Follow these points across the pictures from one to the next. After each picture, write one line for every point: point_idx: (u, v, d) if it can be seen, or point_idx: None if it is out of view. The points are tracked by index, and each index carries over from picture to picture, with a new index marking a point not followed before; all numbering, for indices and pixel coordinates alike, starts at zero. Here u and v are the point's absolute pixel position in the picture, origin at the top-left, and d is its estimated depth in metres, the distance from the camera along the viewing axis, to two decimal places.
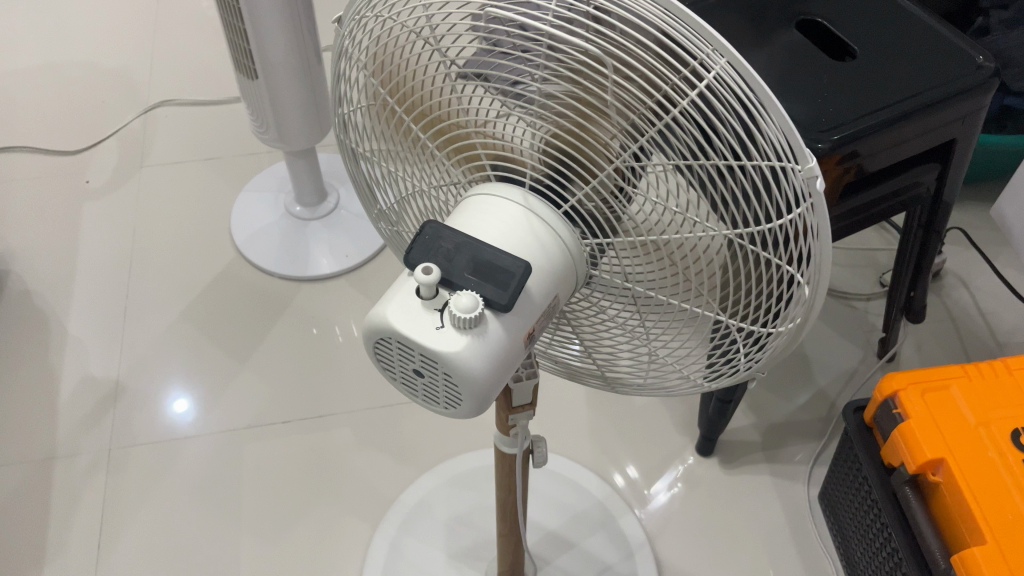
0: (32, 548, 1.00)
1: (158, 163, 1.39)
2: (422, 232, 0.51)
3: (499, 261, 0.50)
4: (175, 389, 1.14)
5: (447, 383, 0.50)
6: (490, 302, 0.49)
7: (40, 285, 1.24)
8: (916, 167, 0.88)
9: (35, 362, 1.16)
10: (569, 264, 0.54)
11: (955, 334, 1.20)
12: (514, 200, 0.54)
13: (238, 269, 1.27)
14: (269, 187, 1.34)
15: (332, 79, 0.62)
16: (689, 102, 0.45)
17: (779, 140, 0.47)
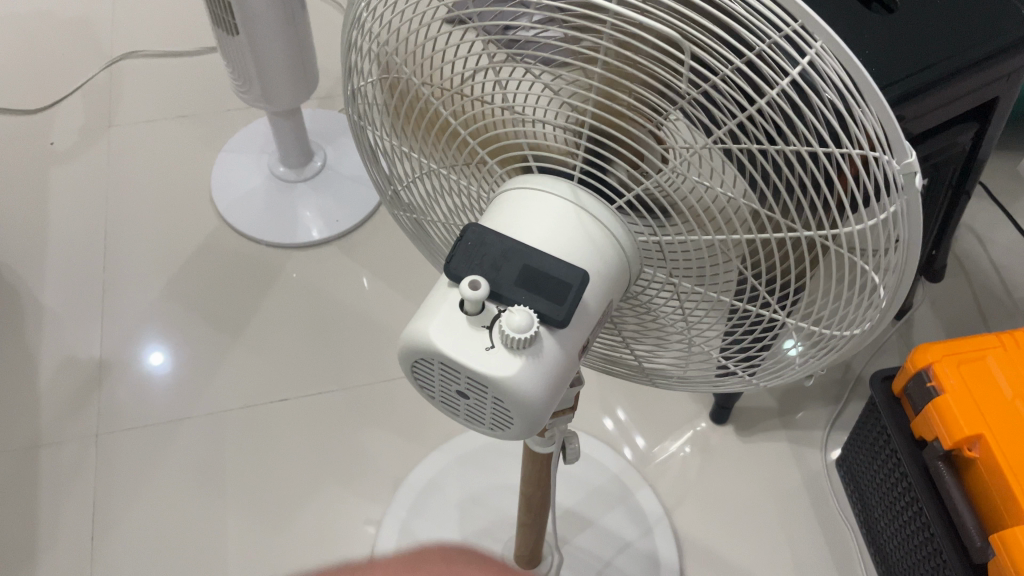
0: (23, 545, 0.95)
1: (129, 122, 1.30)
2: (463, 236, 0.45)
3: (553, 270, 0.44)
4: (160, 368, 1.08)
5: (494, 405, 0.45)
6: (545, 318, 0.43)
7: (8, 256, 1.16)
8: (954, 126, 0.83)
9: (10, 343, 1.09)
10: (625, 265, 0.49)
11: (969, 291, 1.17)
12: (562, 195, 0.47)
13: (223, 236, 1.19)
14: (250, 146, 1.25)
15: (345, 62, 0.55)
16: (782, 101, 0.39)
17: (875, 131, 0.41)
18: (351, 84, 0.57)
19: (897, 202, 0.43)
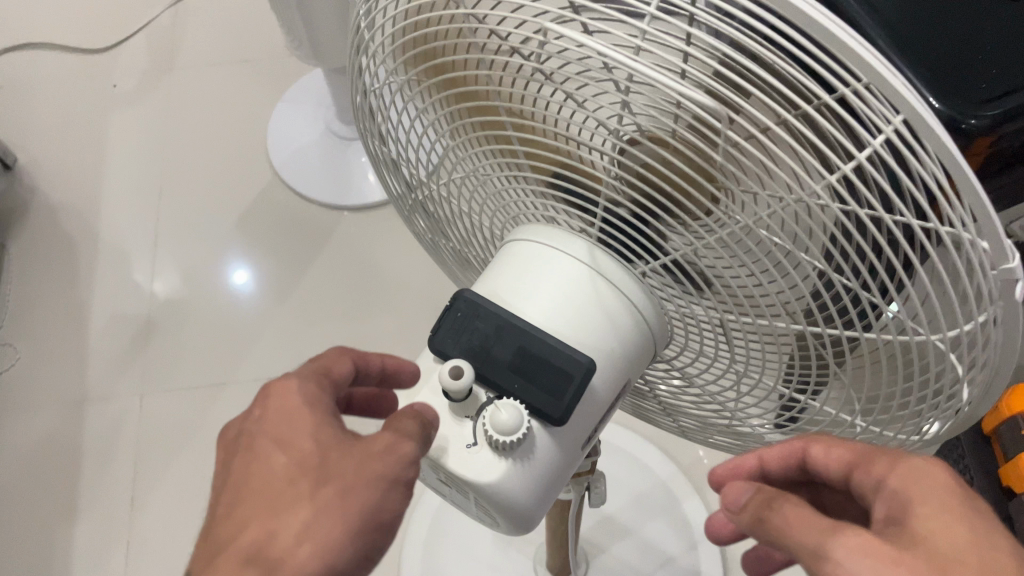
0: (66, 499, 0.97)
1: (190, 65, 1.26)
2: (451, 306, 0.39)
3: (553, 355, 0.37)
4: (206, 329, 1.06)
5: (475, 493, 0.38)
6: (539, 411, 0.37)
7: (66, 203, 1.16)
8: None
9: (64, 292, 1.10)
10: (648, 337, 0.42)
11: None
12: (578, 256, 0.40)
13: (276, 193, 1.15)
14: (310, 97, 1.19)
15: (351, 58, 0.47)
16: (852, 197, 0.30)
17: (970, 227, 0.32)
18: (359, 99, 0.50)
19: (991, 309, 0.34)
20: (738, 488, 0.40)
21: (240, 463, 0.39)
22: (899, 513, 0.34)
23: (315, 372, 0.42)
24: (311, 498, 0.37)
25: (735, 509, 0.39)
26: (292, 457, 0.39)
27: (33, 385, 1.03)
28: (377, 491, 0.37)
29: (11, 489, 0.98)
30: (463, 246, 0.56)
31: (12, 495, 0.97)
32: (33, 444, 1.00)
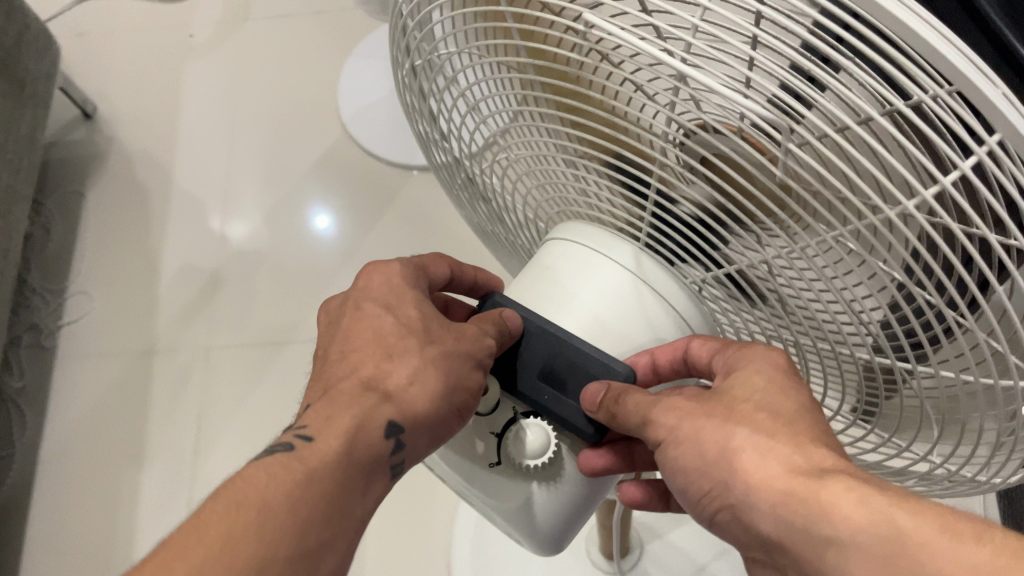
0: (134, 444, 1.00)
1: (264, 16, 1.24)
2: (482, 305, 0.44)
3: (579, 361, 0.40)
4: (270, 281, 1.07)
5: (512, 519, 0.41)
6: (569, 425, 0.41)
7: (142, 153, 1.17)
8: None
9: (138, 241, 1.11)
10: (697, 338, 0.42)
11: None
12: (622, 262, 0.41)
13: (345, 149, 1.14)
14: (379, 52, 1.16)
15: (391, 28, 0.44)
16: (934, 228, 0.26)
17: None
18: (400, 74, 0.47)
19: None
20: (591, 385, 0.40)
21: (351, 319, 0.45)
22: (726, 373, 0.39)
23: (415, 264, 0.47)
24: (419, 354, 0.42)
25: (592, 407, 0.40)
26: (400, 320, 0.44)
27: (106, 332, 1.06)
28: (462, 368, 0.42)
29: (83, 433, 1.01)
30: (510, 229, 0.54)
31: (85, 436, 1.01)
32: (105, 390, 1.03)
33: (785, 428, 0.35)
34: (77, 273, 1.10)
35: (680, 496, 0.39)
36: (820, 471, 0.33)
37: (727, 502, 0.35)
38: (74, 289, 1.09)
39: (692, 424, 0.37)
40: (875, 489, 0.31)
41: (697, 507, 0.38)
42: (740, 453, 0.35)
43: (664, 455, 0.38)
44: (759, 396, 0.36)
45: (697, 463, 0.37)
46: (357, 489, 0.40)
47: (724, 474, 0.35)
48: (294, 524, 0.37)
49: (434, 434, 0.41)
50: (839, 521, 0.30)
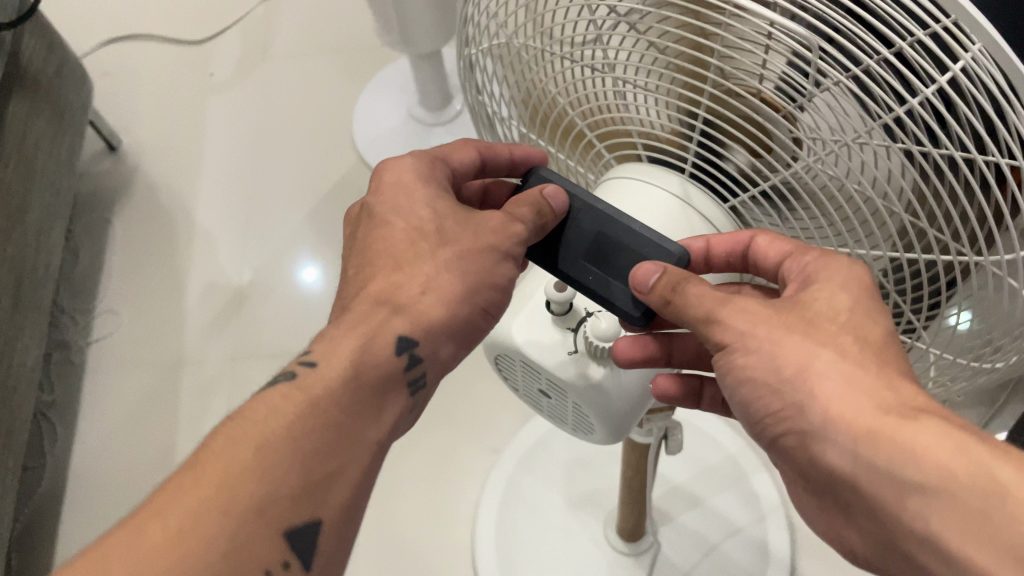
0: (165, 450, 1.04)
1: (281, 55, 1.33)
2: (528, 181, 0.51)
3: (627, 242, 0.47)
4: (287, 293, 1.13)
5: (588, 399, 0.48)
6: (615, 306, 0.47)
7: (166, 182, 1.24)
8: None
9: (165, 263, 1.17)
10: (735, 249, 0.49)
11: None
12: (673, 190, 0.49)
13: (361, 175, 1.21)
14: (393, 86, 1.25)
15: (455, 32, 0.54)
16: (936, 114, 0.35)
17: None
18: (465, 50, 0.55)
19: None
20: (644, 269, 0.45)
21: (368, 231, 0.51)
22: (803, 280, 0.45)
23: (433, 155, 0.53)
24: (437, 263, 0.48)
25: (642, 287, 0.45)
26: (411, 224, 0.50)
27: (134, 347, 1.11)
28: (489, 262, 0.48)
29: (114, 443, 1.05)
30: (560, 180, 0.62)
31: (116, 444, 1.05)
32: (134, 401, 1.07)
33: (867, 363, 0.41)
34: (105, 293, 1.15)
35: (740, 410, 0.45)
36: (906, 413, 0.39)
37: (799, 423, 0.41)
38: (102, 308, 1.14)
39: (777, 342, 0.42)
40: (971, 444, 0.37)
41: (762, 423, 0.43)
42: (823, 382, 0.41)
43: (729, 358, 0.44)
44: (847, 320, 0.43)
45: (772, 380, 0.42)
46: (377, 403, 0.46)
47: (804, 395, 0.41)
48: (296, 446, 0.42)
49: (444, 339, 0.48)
50: (935, 462, 0.36)
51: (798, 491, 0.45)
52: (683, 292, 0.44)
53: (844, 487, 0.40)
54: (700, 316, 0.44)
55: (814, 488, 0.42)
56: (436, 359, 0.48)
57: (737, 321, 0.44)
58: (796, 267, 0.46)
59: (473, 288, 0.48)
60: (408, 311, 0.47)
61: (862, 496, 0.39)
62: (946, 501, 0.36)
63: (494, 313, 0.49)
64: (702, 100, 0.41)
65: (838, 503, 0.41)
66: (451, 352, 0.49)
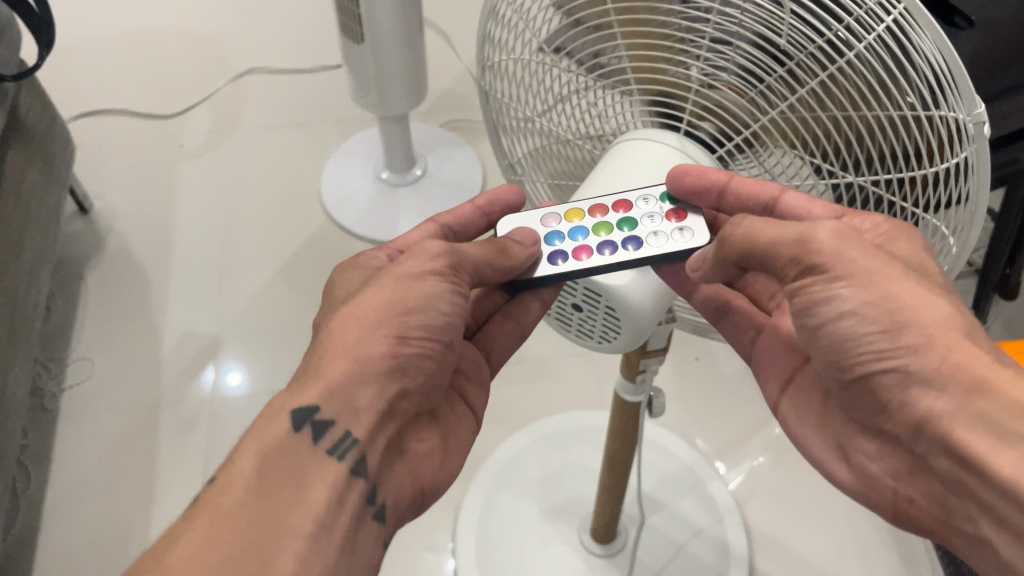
0: (140, 492, 1.05)
1: (250, 128, 1.42)
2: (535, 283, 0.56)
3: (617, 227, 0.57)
4: (223, 363, 1.16)
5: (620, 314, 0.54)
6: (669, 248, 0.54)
7: (137, 242, 1.29)
8: (1009, 146, 0.90)
9: (137, 316, 1.21)
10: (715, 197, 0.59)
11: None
12: (671, 143, 0.58)
13: (330, 232, 1.29)
14: (358, 154, 1.36)
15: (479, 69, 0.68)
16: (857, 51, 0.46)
17: (933, 58, 0.46)
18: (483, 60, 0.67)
19: (966, 152, 0.48)
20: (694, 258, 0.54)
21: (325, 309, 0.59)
22: (877, 234, 0.51)
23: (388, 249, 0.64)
24: (349, 317, 0.53)
25: (693, 266, 0.54)
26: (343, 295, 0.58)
27: (108, 394, 1.13)
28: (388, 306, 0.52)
29: (92, 483, 1.06)
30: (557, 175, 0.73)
31: (88, 488, 1.05)
32: (108, 446, 1.09)
33: (976, 325, 0.47)
34: (79, 344, 1.18)
35: (837, 345, 0.49)
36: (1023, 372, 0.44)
37: (907, 365, 0.46)
38: (76, 356, 1.17)
39: (886, 280, 0.47)
40: None
41: (862, 357, 0.48)
42: (939, 332, 0.45)
43: (834, 291, 0.47)
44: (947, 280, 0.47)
45: (884, 318, 0.46)
46: (300, 477, 0.48)
47: (924, 337, 0.46)
48: (229, 535, 0.44)
49: (353, 397, 0.50)
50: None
51: (883, 427, 0.51)
52: (747, 236, 0.51)
53: (937, 427, 0.45)
54: (789, 238, 0.48)
55: (902, 423, 0.48)
56: (353, 408, 0.50)
57: (848, 250, 0.47)
58: (865, 222, 0.52)
59: (373, 324, 0.52)
60: (316, 375, 0.51)
61: (956, 437, 0.44)
62: None
63: (413, 337, 0.52)
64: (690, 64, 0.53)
65: (926, 442, 0.47)
66: (371, 393, 0.51)
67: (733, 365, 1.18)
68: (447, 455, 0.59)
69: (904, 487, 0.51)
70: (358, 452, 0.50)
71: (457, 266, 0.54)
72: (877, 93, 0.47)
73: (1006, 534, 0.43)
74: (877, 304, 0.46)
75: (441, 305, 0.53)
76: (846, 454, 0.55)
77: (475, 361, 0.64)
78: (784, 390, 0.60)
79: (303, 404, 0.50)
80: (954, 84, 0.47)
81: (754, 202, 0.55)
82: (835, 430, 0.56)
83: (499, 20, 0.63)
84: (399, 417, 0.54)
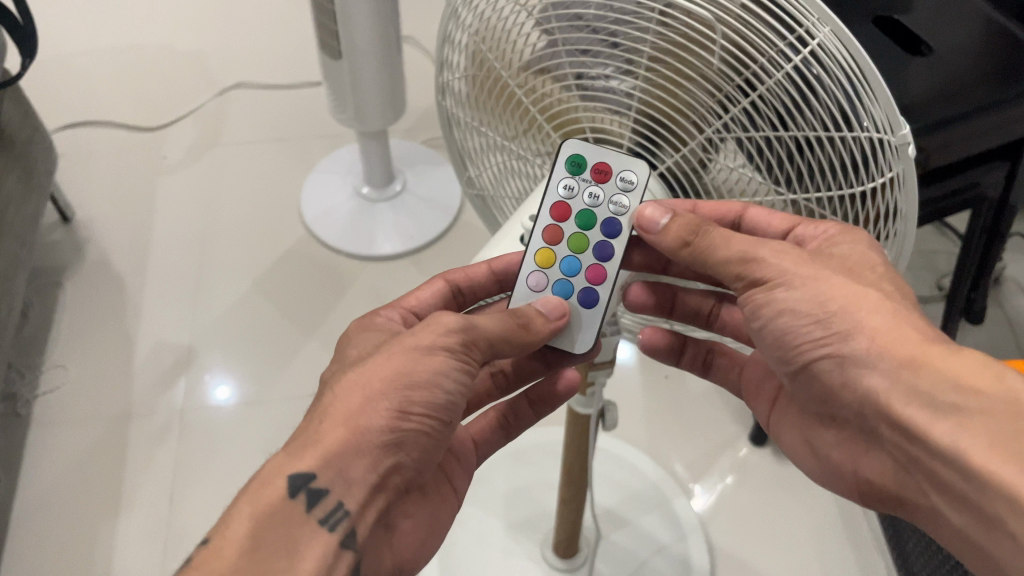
0: (108, 499, 1.05)
1: (232, 142, 1.44)
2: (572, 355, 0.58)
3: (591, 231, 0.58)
4: (214, 378, 1.16)
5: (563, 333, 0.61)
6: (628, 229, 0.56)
7: (116, 252, 1.30)
8: (978, 166, 0.90)
9: (115, 325, 1.22)
10: None
11: (1009, 327, 1.18)
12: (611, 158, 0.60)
13: (307, 245, 1.31)
14: (338, 169, 1.37)
15: (437, 66, 0.69)
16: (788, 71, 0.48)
17: (863, 80, 0.48)
18: (441, 73, 0.69)
19: (895, 171, 0.50)
20: (650, 214, 0.53)
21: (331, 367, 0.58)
22: (828, 241, 0.53)
23: (404, 309, 0.63)
24: (352, 385, 0.52)
25: (647, 228, 0.54)
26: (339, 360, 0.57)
27: (81, 401, 1.14)
28: (392, 373, 0.52)
29: (61, 492, 1.06)
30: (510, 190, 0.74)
31: (57, 494, 1.06)
32: (79, 453, 1.09)
33: (910, 311, 0.50)
34: (56, 352, 1.19)
35: (777, 338, 0.53)
36: (950, 347, 0.47)
37: (842, 350, 0.50)
38: (51, 363, 1.18)
39: (817, 279, 0.51)
40: (1009, 373, 0.45)
41: (802, 347, 0.52)
42: (868, 316, 0.49)
43: (772, 293, 0.51)
44: (885, 272, 0.51)
45: (816, 311, 0.50)
46: (292, 546, 0.48)
47: (852, 324, 0.49)
48: None
49: (351, 471, 0.50)
50: (971, 386, 0.45)
51: (833, 413, 0.55)
52: (705, 235, 0.52)
53: (878, 405, 0.49)
54: (732, 255, 0.52)
55: (848, 406, 0.51)
56: (348, 476, 0.50)
57: (782, 262, 0.51)
58: (817, 231, 0.54)
59: (375, 395, 0.51)
60: (313, 442, 0.50)
61: (897, 413, 0.47)
62: (974, 425, 0.44)
63: (414, 412, 0.52)
64: (633, 81, 0.55)
65: (870, 420, 0.50)
66: (366, 463, 0.50)
67: (702, 384, 1.19)
68: (430, 536, 0.60)
69: (862, 469, 0.54)
70: (347, 525, 0.50)
71: (470, 343, 0.53)
72: (807, 113, 0.49)
73: (958, 506, 0.45)
74: (807, 299, 0.50)
75: (445, 381, 0.52)
76: (814, 447, 0.60)
77: (463, 448, 0.66)
78: (771, 407, 0.65)
79: (298, 471, 0.49)
80: (883, 105, 0.49)
81: (719, 218, 0.58)
82: (800, 422, 0.61)
83: (457, 34, 0.65)
84: (391, 491, 0.53)
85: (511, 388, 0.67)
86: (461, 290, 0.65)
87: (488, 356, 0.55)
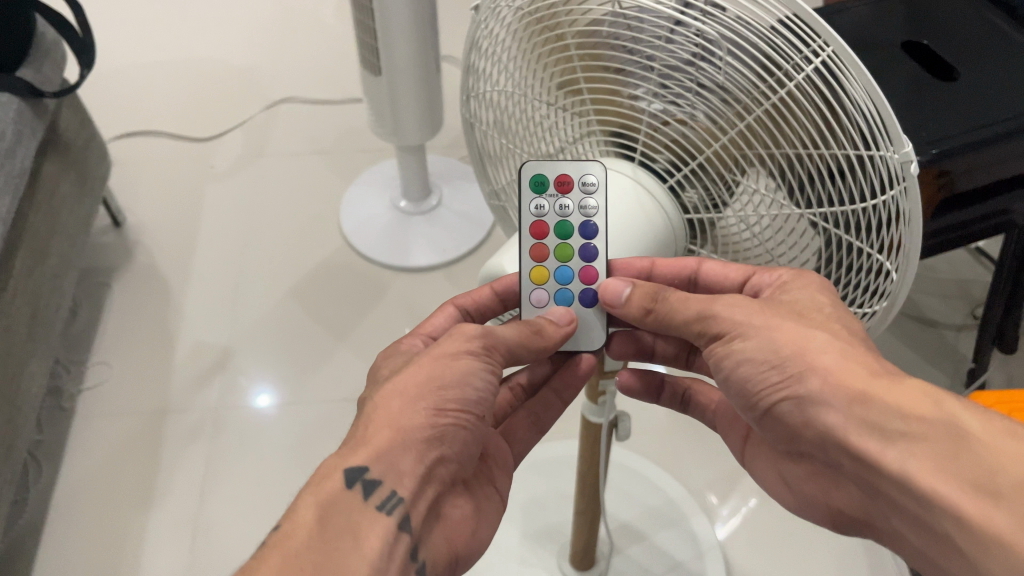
0: (142, 492, 1.09)
1: (276, 154, 1.49)
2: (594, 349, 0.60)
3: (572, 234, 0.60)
4: (258, 386, 1.19)
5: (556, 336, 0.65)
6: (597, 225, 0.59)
7: (162, 257, 1.35)
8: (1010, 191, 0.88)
9: (156, 326, 1.26)
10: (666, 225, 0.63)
11: None
12: (625, 172, 0.63)
13: (344, 255, 1.34)
14: (378, 182, 1.41)
15: (464, 73, 0.70)
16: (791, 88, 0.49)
17: (864, 99, 0.49)
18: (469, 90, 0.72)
19: (899, 191, 0.51)
20: (612, 288, 0.56)
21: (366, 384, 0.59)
22: (779, 286, 0.57)
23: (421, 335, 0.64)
24: (391, 391, 0.54)
25: (611, 300, 0.56)
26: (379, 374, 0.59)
27: (120, 398, 1.18)
28: (423, 376, 0.54)
29: (98, 484, 1.10)
30: None
31: (94, 486, 1.10)
32: (117, 446, 1.13)
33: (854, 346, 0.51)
34: (101, 351, 1.24)
35: (737, 387, 0.54)
36: (892, 377, 0.49)
37: (797, 392, 0.51)
38: (95, 360, 1.23)
39: (769, 329, 0.52)
40: (946, 398, 0.47)
41: (762, 392, 0.53)
42: (820, 355, 0.50)
43: (730, 347, 0.53)
44: (830, 315, 0.53)
45: (771, 358, 0.52)
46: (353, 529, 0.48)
47: (804, 365, 0.51)
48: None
49: (401, 462, 0.51)
50: (915, 414, 0.46)
51: (801, 450, 0.56)
52: (663, 301, 0.55)
53: (836, 440, 0.50)
54: (691, 315, 0.55)
55: (809, 442, 0.52)
56: (399, 470, 0.51)
57: (732, 314, 0.54)
58: (771, 277, 0.57)
59: (413, 397, 0.53)
60: (362, 443, 0.52)
61: (851, 446, 0.48)
62: (921, 449, 0.45)
63: (450, 408, 0.53)
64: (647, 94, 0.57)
65: (831, 455, 0.51)
66: (413, 457, 0.51)
67: None
68: (477, 524, 0.59)
69: (833, 499, 0.56)
70: (404, 509, 0.51)
71: (491, 347, 0.56)
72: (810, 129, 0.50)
73: (915, 525, 0.46)
74: (759, 349, 0.52)
75: (474, 379, 0.54)
76: (785, 480, 0.61)
77: (501, 448, 0.64)
78: (743, 445, 0.66)
79: (355, 464, 0.50)
80: (886, 126, 0.49)
81: (678, 278, 0.61)
82: (773, 459, 0.62)
83: (481, 52, 0.68)
84: (438, 483, 0.54)
85: (534, 392, 0.67)
86: (470, 312, 0.66)
87: (507, 363, 0.57)
